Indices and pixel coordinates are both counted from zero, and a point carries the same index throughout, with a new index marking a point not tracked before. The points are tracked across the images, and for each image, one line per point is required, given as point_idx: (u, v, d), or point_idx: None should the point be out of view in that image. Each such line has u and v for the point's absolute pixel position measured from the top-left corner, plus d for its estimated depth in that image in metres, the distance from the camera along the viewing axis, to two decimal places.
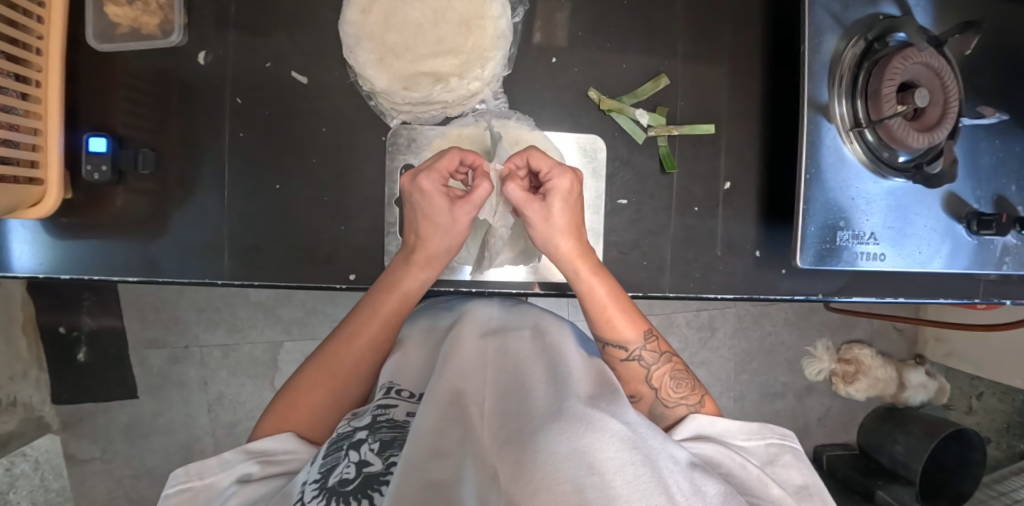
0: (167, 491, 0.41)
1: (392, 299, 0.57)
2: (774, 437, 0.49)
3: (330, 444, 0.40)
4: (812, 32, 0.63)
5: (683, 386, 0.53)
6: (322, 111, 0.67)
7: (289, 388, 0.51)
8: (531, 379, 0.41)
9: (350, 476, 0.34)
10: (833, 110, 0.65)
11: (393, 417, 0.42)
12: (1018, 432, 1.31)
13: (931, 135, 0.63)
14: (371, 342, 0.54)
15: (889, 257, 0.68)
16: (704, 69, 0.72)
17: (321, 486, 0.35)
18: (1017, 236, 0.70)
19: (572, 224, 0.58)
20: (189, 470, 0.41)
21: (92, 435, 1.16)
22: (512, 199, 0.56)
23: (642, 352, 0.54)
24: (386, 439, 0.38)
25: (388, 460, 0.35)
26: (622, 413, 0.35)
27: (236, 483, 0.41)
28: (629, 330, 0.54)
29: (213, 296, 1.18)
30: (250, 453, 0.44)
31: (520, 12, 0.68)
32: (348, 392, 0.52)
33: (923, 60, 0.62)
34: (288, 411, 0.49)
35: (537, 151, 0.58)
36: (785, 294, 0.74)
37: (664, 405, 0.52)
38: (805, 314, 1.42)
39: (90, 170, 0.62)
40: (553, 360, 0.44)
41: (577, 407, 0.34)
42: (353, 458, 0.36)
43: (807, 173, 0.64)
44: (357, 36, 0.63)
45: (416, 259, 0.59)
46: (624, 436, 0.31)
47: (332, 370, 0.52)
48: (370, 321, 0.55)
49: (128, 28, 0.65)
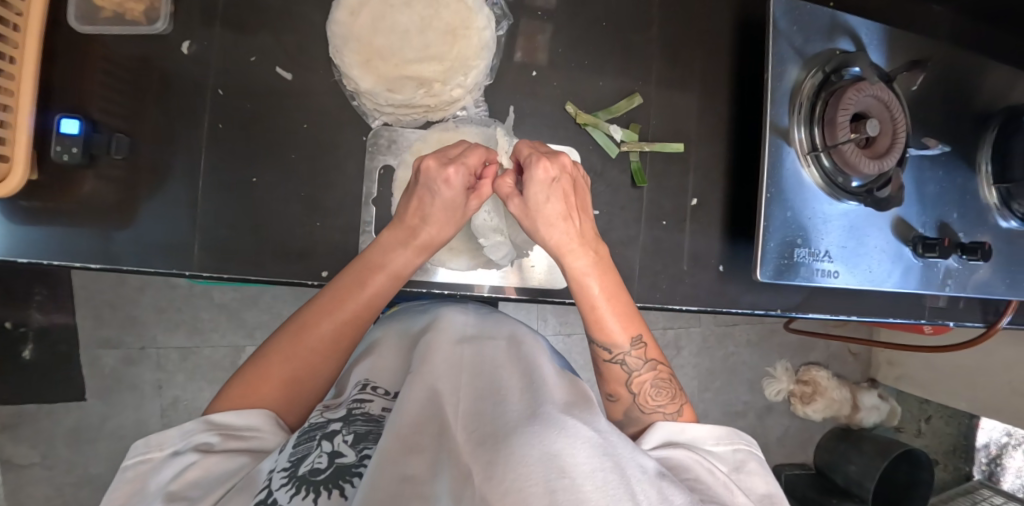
0: (126, 462, 0.40)
1: (378, 276, 0.56)
2: (742, 444, 0.50)
3: (301, 433, 0.38)
4: (775, 61, 0.68)
5: (663, 394, 0.54)
6: (305, 108, 0.68)
7: (258, 356, 0.50)
8: (507, 385, 0.42)
9: (321, 466, 0.33)
10: (792, 135, 0.69)
11: (368, 411, 0.43)
12: (964, 454, 1.40)
13: (880, 163, 0.68)
14: (350, 317, 0.53)
15: (842, 274, 0.72)
16: (674, 93, 0.76)
17: (290, 474, 0.33)
18: (957, 261, 0.77)
19: (562, 212, 0.57)
20: (149, 441, 0.41)
21: (32, 439, 1.10)
22: (500, 191, 0.59)
23: (626, 357, 0.55)
24: (360, 432, 0.39)
25: (361, 453, 0.36)
26: (594, 421, 0.37)
27: (193, 450, 0.40)
28: (618, 333, 0.55)
29: (175, 295, 1.16)
30: (211, 425, 0.42)
31: (505, 25, 0.71)
32: (321, 368, 0.50)
33: (874, 93, 0.68)
34: (253, 381, 0.47)
35: (525, 142, 0.60)
36: (746, 308, 0.77)
37: (641, 410, 0.53)
38: (766, 335, 1.47)
39: (59, 150, 0.61)
40: (529, 368, 0.46)
41: (553, 414, 0.35)
42: (326, 448, 0.36)
43: (768, 192, 0.68)
44: (344, 36, 0.64)
45: (411, 241, 0.58)
46: (594, 443, 0.33)
47: (306, 345, 0.50)
48: (353, 298, 0.53)
49: (112, 12, 0.64)
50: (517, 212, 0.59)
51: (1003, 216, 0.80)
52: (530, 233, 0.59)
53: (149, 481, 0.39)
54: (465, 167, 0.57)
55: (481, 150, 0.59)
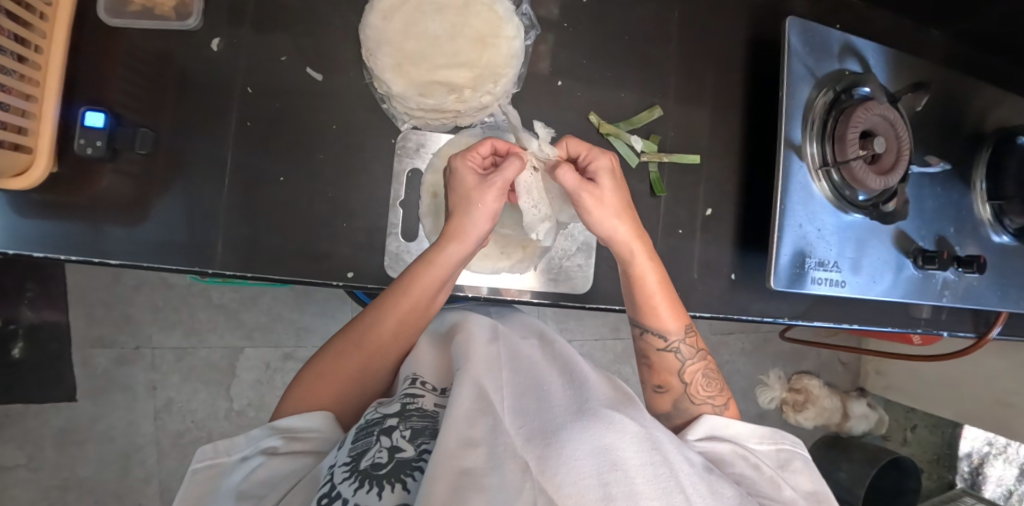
0: (195, 465, 0.42)
1: (423, 277, 0.56)
2: (786, 443, 0.51)
3: (359, 429, 0.41)
4: (791, 79, 0.71)
5: (712, 385, 0.57)
6: (334, 109, 0.68)
7: (320, 358, 0.55)
8: (548, 384, 0.43)
9: (382, 461, 0.35)
10: (805, 150, 0.72)
11: (421, 406, 0.44)
12: (947, 463, 1.44)
13: (887, 179, 0.71)
14: (399, 320, 0.56)
15: (848, 285, 0.75)
16: (689, 106, 0.78)
17: (353, 468, 0.36)
18: (954, 273, 0.80)
19: (623, 205, 0.60)
20: (217, 447, 0.43)
21: (18, 440, 1.07)
22: (567, 183, 0.57)
23: (680, 345, 0.59)
24: (417, 427, 0.40)
25: (420, 448, 0.37)
26: (638, 416, 0.39)
27: (262, 454, 0.42)
28: (672, 322, 0.59)
29: (172, 295, 1.15)
30: (275, 430, 0.45)
31: (532, 35, 0.72)
32: (375, 368, 0.54)
33: (880, 113, 0.72)
34: (314, 381, 0.52)
35: (575, 138, 0.62)
36: (756, 315, 0.80)
37: (691, 400, 0.56)
38: (760, 345, 1.51)
39: (83, 144, 0.61)
40: (566, 367, 0.48)
41: (600, 409, 0.37)
42: (385, 443, 0.38)
43: (781, 204, 0.71)
44: (377, 40, 0.65)
45: (447, 233, 0.57)
46: (642, 438, 0.35)
47: (361, 347, 0.54)
48: (399, 300, 0.56)
49: (141, 7, 0.64)
50: (587, 200, 0.58)
51: (997, 231, 0.84)
52: (592, 224, 0.59)
53: (221, 484, 0.41)
54: (468, 153, 0.60)
55: (489, 138, 0.62)
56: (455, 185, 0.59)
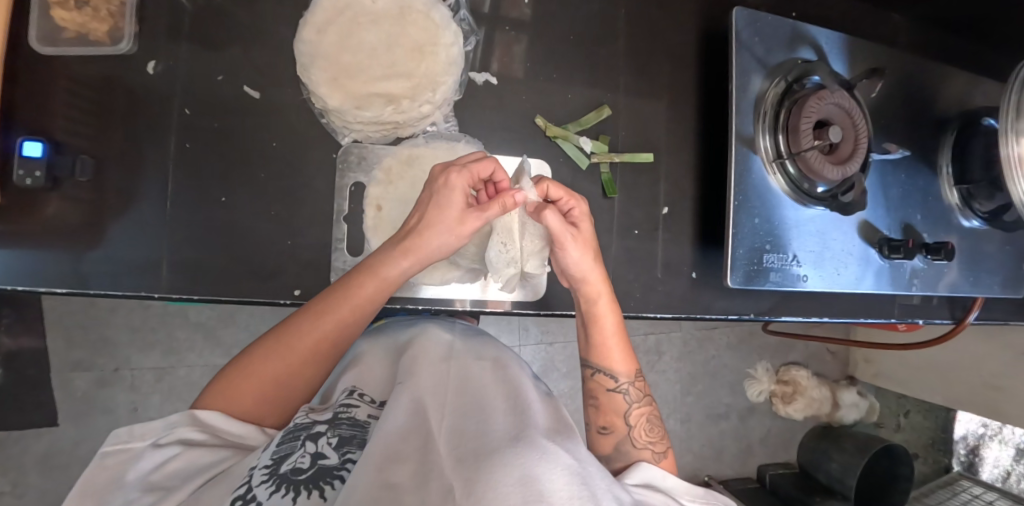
0: (103, 450, 0.43)
1: (370, 284, 0.55)
2: (719, 503, 0.50)
3: (286, 433, 0.41)
4: (739, 72, 0.70)
5: (654, 432, 0.57)
6: (275, 126, 0.67)
7: (247, 354, 0.52)
8: (492, 406, 0.43)
9: (303, 465, 0.35)
10: (758, 143, 0.71)
11: (353, 416, 0.44)
12: (942, 447, 1.42)
13: (844, 168, 0.70)
14: (338, 322, 0.53)
15: (811, 278, 0.74)
16: (644, 105, 0.77)
17: (272, 471, 0.35)
18: (922, 261, 0.79)
19: (597, 250, 0.62)
20: (131, 431, 0.44)
21: (2, 467, 1.07)
22: (553, 228, 0.57)
23: (627, 388, 0.59)
24: (344, 435, 0.40)
25: (342, 456, 0.37)
26: (575, 450, 0.38)
27: (179, 444, 0.43)
28: (621, 364, 0.59)
29: (148, 316, 1.15)
30: (195, 421, 0.46)
31: (473, 40, 0.72)
32: (302, 373, 0.52)
33: (835, 101, 0.70)
34: (237, 380, 0.50)
35: (557, 183, 0.61)
36: (720, 313, 0.79)
37: (632, 444, 0.55)
38: (745, 337, 1.50)
39: (22, 175, 0.60)
40: (514, 392, 0.47)
41: (536, 438, 0.37)
42: (309, 449, 0.37)
43: (735, 200, 0.69)
44: (311, 54, 0.65)
45: (406, 248, 0.56)
46: (573, 470, 0.34)
47: (291, 348, 0.51)
48: (341, 303, 0.53)
49: (76, 33, 0.64)
50: (571, 243, 0.59)
51: (966, 216, 0.82)
52: (571, 265, 0.59)
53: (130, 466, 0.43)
54: (467, 172, 0.57)
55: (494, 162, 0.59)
56: (440, 198, 0.56)
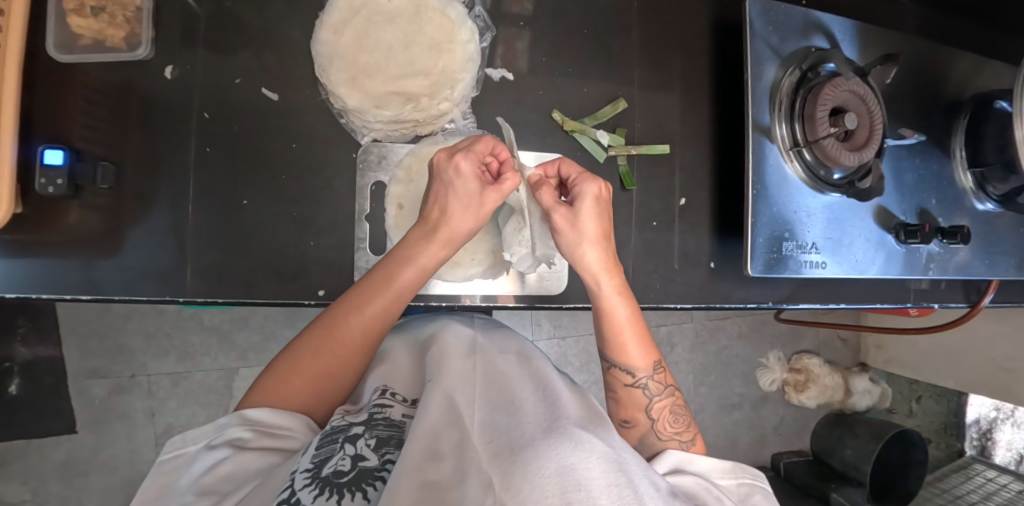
0: (162, 456, 0.45)
1: (406, 272, 0.55)
2: (746, 477, 0.51)
3: (324, 436, 0.41)
4: (754, 61, 0.70)
5: (680, 421, 0.57)
6: (293, 127, 0.67)
7: (294, 347, 0.53)
8: (522, 398, 0.43)
9: (345, 468, 0.35)
10: (775, 132, 0.71)
11: (389, 416, 0.44)
12: (954, 431, 1.42)
13: (860, 154, 0.70)
14: (381, 313, 0.54)
15: (829, 265, 0.74)
16: (658, 97, 0.77)
17: (314, 475, 0.35)
18: (938, 245, 0.79)
19: (601, 234, 0.60)
20: (185, 436, 0.46)
21: (22, 475, 1.08)
22: (540, 201, 0.60)
23: (647, 381, 0.58)
24: (382, 436, 0.40)
25: (383, 457, 0.37)
26: (608, 438, 0.39)
27: (230, 446, 0.44)
28: (639, 358, 0.58)
29: (164, 321, 1.15)
30: (243, 420, 0.46)
31: (488, 37, 0.72)
32: (352, 363, 0.53)
33: (850, 88, 0.70)
34: (286, 375, 0.51)
35: (567, 161, 0.63)
36: (738, 302, 0.79)
37: (657, 436, 0.56)
38: (757, 326, 1.50)
39: (44, 183, 0.60)
40: (541, 383, 0.47)
41: (569, 428, 0.37)
42: (348, 451, 0.37)
43: (753, 189, 0.69)
44: (329, 55, 0.65)
45: (437, 238, 0.57)
46: (608, 458, 0.35)
47: (339, 339, 0.52)
48: (381, 296, 0.54)
49: (92, 40, 0.64)
50: (558, 220, 0.59)
51: (980, 200, 0.82)
52: (566, 247, 0.60)
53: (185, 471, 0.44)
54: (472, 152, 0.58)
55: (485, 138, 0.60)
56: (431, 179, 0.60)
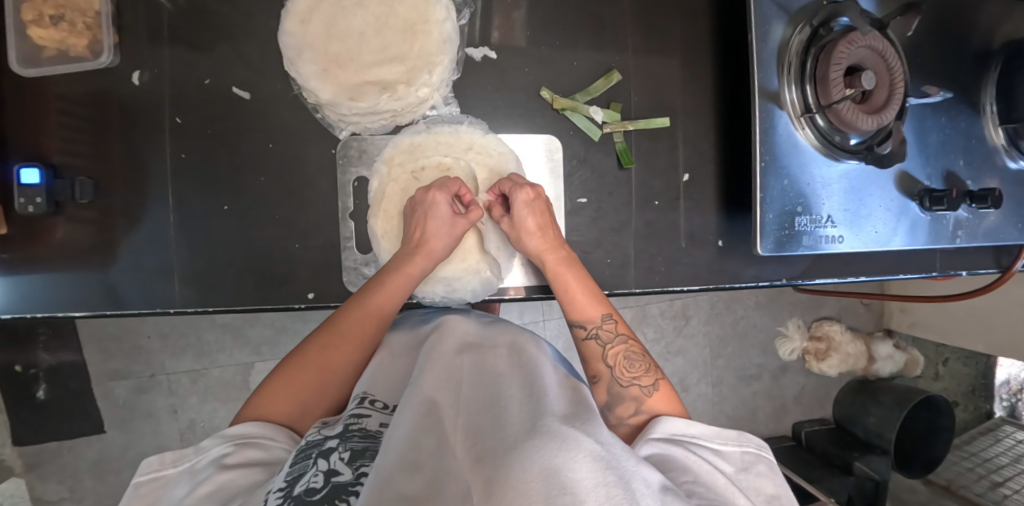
0: (138, 478, 0.44)
1: (399, 278, 0.59)
2: (751, 446, 0.48)
3: (300, 452, 0.40)
4: (758, 21, 0.64)
5: (637, 366, 0.54)
6: (269, 126, 0.64)
7: (304, 348, 0.55)
8: (507, 397, 0.40)
9: (316, 485, 0.33)
10: (783, 97, 0.65)
11: (365, 426, 0.42)
12: (983, 393, 1.33)
13: (879, 117, 0.64)
14: (386, 307, 0.57)
15: (847, 239, 0.69)
16: (657, 65, 0.72)
17: (285, 494, 0.33)
18: (967, 210, 0.73)
19: (539, 225, 0.63)
20: (163, 459, 0.45)
21: (59, 475, 1.12)
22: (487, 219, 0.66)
23: (600, 331, 0.57)
24: (357, 448, 0.38)
25: (357, 470, 0.35)
26: (597, 433, 0.36)
27: (212, 461, 0.42)
28: (589, 310, 0.59)
29: (176, 321, 1.16)
30: (225, 436, 0.45)
31: (467, 13, 0.67)
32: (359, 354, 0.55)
33: (867, 43, 0.63)
34: (299, 372, 0.53)
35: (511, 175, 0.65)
36: (750, 281, 0.75)
37: (618, 384, 0.53)
38: (775, 296, 1.46)
39: (22, 202, 0.59)
40: (530, 376, 0.44)
41: (554, 426, 0.34)
42: (321, 467, 0.36)
43: (762, 161, 0.64)
44: (297, 47, 0.62)
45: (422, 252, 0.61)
46: (598, 455, 0.32)
47: (348, 332, 0.55)
48: (378, 293, 0.57)
49: (56, 50, 0.62)
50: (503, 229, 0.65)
51: (1012, 156, 0.76)
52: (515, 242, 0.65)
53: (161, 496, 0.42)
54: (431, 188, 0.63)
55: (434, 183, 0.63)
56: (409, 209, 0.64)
